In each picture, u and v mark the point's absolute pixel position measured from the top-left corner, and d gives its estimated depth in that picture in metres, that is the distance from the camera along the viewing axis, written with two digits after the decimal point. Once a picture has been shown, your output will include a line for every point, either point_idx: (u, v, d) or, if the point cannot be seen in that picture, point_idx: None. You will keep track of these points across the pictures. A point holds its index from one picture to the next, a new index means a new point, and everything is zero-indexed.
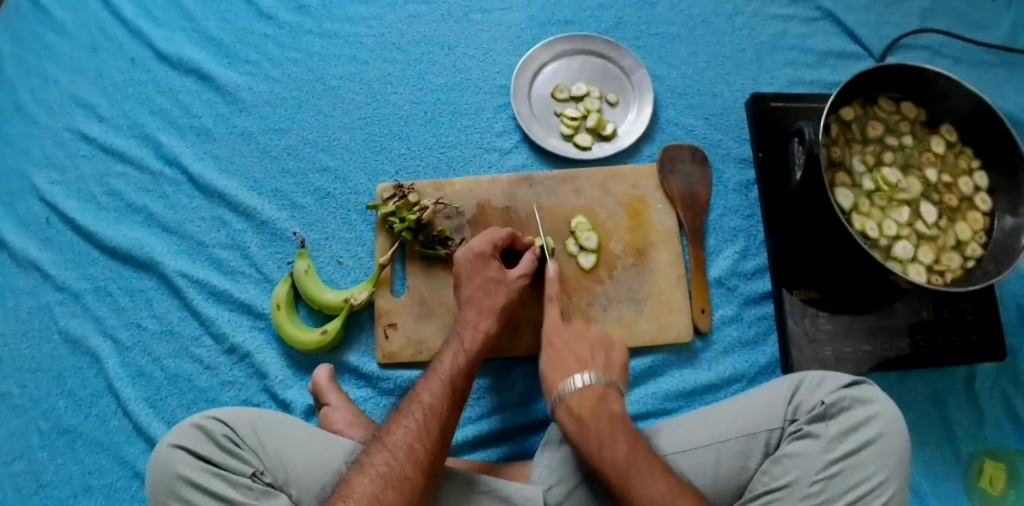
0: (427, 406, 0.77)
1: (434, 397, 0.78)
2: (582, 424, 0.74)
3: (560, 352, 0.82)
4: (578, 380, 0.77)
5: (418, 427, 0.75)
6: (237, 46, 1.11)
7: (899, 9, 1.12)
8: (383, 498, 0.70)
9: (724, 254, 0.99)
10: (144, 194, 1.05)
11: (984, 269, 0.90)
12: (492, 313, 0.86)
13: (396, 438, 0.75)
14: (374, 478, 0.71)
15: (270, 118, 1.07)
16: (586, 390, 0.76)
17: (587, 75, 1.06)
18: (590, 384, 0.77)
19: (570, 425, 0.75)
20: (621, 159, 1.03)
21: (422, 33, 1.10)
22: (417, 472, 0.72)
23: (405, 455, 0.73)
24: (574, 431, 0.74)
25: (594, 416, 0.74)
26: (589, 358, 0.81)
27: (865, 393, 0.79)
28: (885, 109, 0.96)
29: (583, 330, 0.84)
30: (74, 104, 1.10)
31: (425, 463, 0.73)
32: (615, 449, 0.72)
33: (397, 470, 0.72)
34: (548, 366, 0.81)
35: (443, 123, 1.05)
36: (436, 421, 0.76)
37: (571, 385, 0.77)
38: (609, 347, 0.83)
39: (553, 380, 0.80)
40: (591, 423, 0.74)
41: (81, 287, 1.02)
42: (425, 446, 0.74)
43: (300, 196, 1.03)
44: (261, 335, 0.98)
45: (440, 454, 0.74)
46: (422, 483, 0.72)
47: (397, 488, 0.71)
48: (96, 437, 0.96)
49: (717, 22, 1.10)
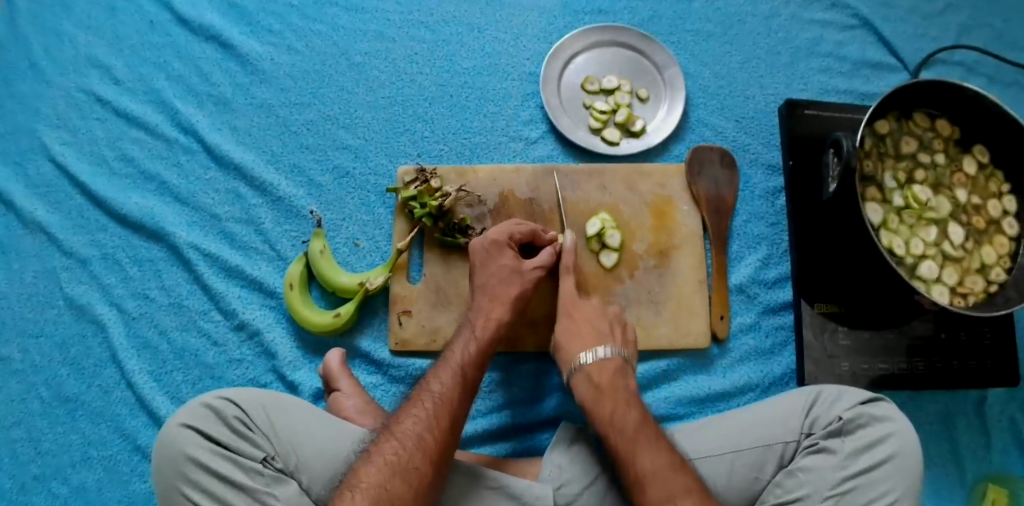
0: (438, 396, 0.76)
1: (445, 388, 0.77)
2: (601, 391, 0.79)
3: (578, 323, 0.86)
4: (597, 351, 0.82)
5: (429, 417, 0.74)
6: (261, 15, 1.07)
7: (937, 23, 1.10)
8: (390, 489, 0.68)
9: (746, 261, 0.97)
10: (157, 161, 1.03)
11: (1007, 295, 0.89)
12: (505, 303, 0.84)
13: (406, 426, 0.73)
14: (384, 467, 0.70)
15: (291, 91, 1.04)
16: (604, 359, 0.81)
17: (619, 69, 1.04)
18: (608, 356, 0.82)
19: (588, 391, 0.80)
20: (648, 157, 1.01)
21: (453, 13, 1.07)
22: (425, 462, 0.71)
23: (414, 446, 0.71)
24: (592, 399, 0.79)
25: (611, 385, 0.80)
26: (607, 333, 0.85)
27: (883, 411, 0.80)
28: (919, 125, 0.95)
29: (600, 305, 0.89)
30: (88, 63, 1.06)
31: (434, 454, 0.72)
32: (626, 414, 0.77)
33: (405, 460, 0.70)
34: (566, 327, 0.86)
35: (468, 108, 1.03)
36: (447, 413, 0.74)
37: (590, 354, 0.82)
38: (624, 324, 0.88)
39: (571, 349, 0.84)
40: (607, 390, 0.79)
41: (89, 254, 1.00)
42: (435, 437, 0.72)
43: (318, 173, 1.01)
44: (271, 314, 0.96)
45: (450, 446, 0.73)
46: (430, 473, 0.71)
47: (405, 479, 0.69)
48: (97, 408, 0.94)
49: (753, 22, 1.08)
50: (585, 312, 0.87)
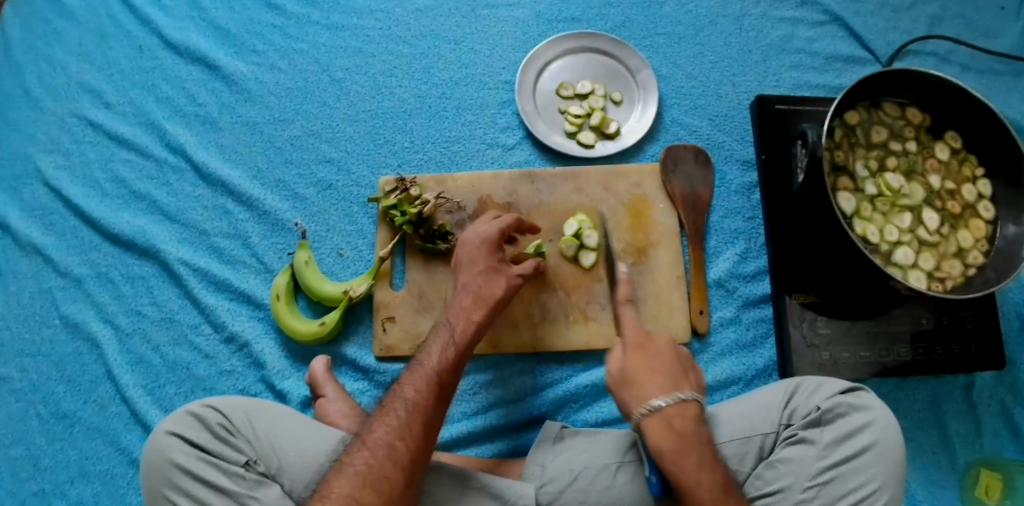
0: (410, 403, 0.76)
1: (416, 396, 0.76)
2: (678, 441, 0.75)
3: (650, 357, 0.82)
4: (676, 395, 0.78)
5: (400, 425, 0.74)
6: (245, 36, 1.11)
7: (908, 15, 1.11)
8: (360, 498, 0.69)
9: (724, 256, 0.98)
10: (147, 181, 1.06)
11: (986, 277, 0.90)
12: (475, 297, 0.84)
13: (377, 436, 0.74)
14: (355, 478, 0.70)
15: (274, 109, 1.08)
16: (685, 403, 0.77)
17: (593, 74, 1.06)
18: (687, 402, 0.78)
19: (671, 440, 0.75)
20: (624, 158, 1.02)
21: (429, 26, 1.10)
22: (395, 471, 0.71)
23: (385, 455, 0.72)
24: (675, 448, 0.75)
25: (692, 433, 0.76)
26: (680, 373, 0.82)
27: (862, 400, 0.80)
28: (890, 114, 0.96)
29: (670, 342, 0.85)
30: (80, 89, 1.11)
31: (405, 462, 0.72)
32: (711, 476, 0.74)
33: (375, 469, 0.71)
34: (633, 366, 0.81)
35: (447, 118, 1.05)
36: (419, 420, 0.75)
37: (673, 398, 0.78)
38: (692, 365, 0.84)
39: (650, 389, 0.79)
40: (692, 442, 0.75)
41: (83, 274, 1.03)
42: (406, 446, 0.73)
43: (302, 187, 1.04)
44: (259, 325, 0.99)
45: (422, 455, 0.74)
46: (403, 482, 0.71)
47: (375, 488, 0.70)
48: (93, 423, 0.97)
49: (724, 23, 1.10)
50: (658, 344, 0.83)
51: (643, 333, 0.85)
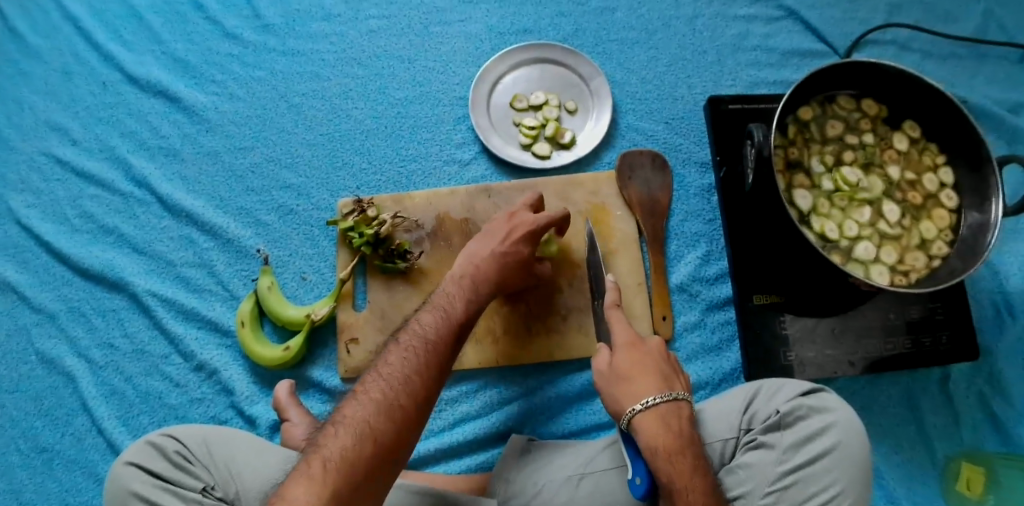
0: (426, 338, 0.72)
1: (433, 335, 0.73)
2: (674, 438, 0.73)
3: (643, 357, 0.80)
4: (667, 393, 0.76)
5: (418, 358, 0.70)
6: (204, 66, 1.13)
7: (864, 5, 1.10)
8: (373, 425, 0.64)
9: (686, 260, 0.98)
10: (114, 215, 1.08)
11: (951, 267, 0.86)
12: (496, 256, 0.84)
13: (393, 366, 0.69)
14: (372, 403, 0.65)
15: (235, 137, 1.09)
16: (679, 401, 0.76)
17: (547, 84, 1.06)
18: (681, 402, 0.77)
19: (667, 438, 0.73)
20: (580, 167, 1.03)
21: (384, 47, 1.11)
22: (409, 401, 0.66)
23: (401, 385, 0.67)
24: (671, 446, 0.72)
25: (686, 432, 0.74)
26: (671, 375, 0.80)
27: (824, 402, 0.78)
28: (845, 107, 0.93)
29: (662, 344, 0.83)
30: (48, 127, 1.12)
31: (419, 396, 0.67)
32: (704, 479, 0.71)
33: (391, 398, 0.66)
34: (627, 364, 0.80)
35: (403, 137, 1.06)
36: (435, 357, 0.71)
37: (666, 395, 0.76)
38: (681, 369, 0.83)
39: (643, 387, 0.77)
40: (687, 443, 0.73)
41: (56, 309, 1.04)
42: (422, 379, 0.68)
43: (264, 213, 1.05)
44: (228, 352, 1.00)
45: (435, 393, 0.69)
46: (416, 415, 0.66)
47: (389, 417, 0.65)
48: (72, 455, 0.98)
49: (677, 25, 1.09)
50: (651, 346, 0.82)
51: (635, 335, 0.84)
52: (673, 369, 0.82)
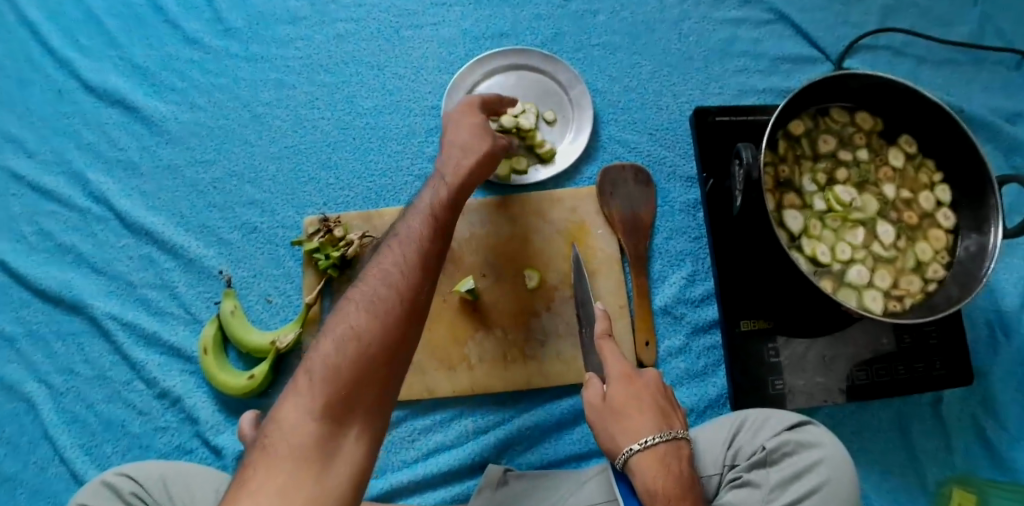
0: (406, 237, 0.67)
1: (410, 230, 0.67)
2: (676, 482, 0.68)
3: (641, 389, 0.75)
4: (663, 433, 0.71)
5: (397, 254, 0.65)
6: (165, 73, 1.06)
7: (858, 7, 1.04)
8: (356, 327, 0.60)
9: (670, 280, 0.94)
10: (72, 232, 1.01)
11: (948, 294, 0.81)
12: (461, 146, 0.76)
13: (375, 268, 0.64)
14: (354, 304, 0.61)
15: (196, 149, 1.03)
16: (678, 440, 0.72)
17: (524, 93, 1.00)
18: (681, 440, 0.72)
19: (668, 482, 0.68)
20: (559, 183, 0.98)
21: (352, 52, 1.05)
22: (393, 296, 0.62)
23: (382, 282, 0.62)
24: (672, 491, 0.67)
25: (687, 474, 0.70)
26: (669, 410, 0.75)
27: (813, 436, 0.74)
28: (838, 120, 0.88)
29: (658, 373, 0.78)
30: (1, 139, 1.05)
31: (403, 288, 0.62)
32: None
33: (372, 297, 0.61)
34: (621, 396, 0.75)
35: (373, 150, 1.01)
36: (414, 248, 0.65)
37: (665, 435, 0.71)
38: (675, 399, 0.78)
39: (640, 424, 0.72)
40: (688, 486, 0.69)
41: (13, 332, 0.98)
42: (405, 274, 0.63)
43: (227, 231, 1.00)
44: (192, 379, 0.95)
45: (424, 282, 0.64)
46: (406, 307, 0.61)
47: (372, 316, 0.60)
48: (34, 486, 0.93)
49: (662, 29, 1.03)
50: (647, 377, 0.76)
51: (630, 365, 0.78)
52: (670, 401, 0.77)
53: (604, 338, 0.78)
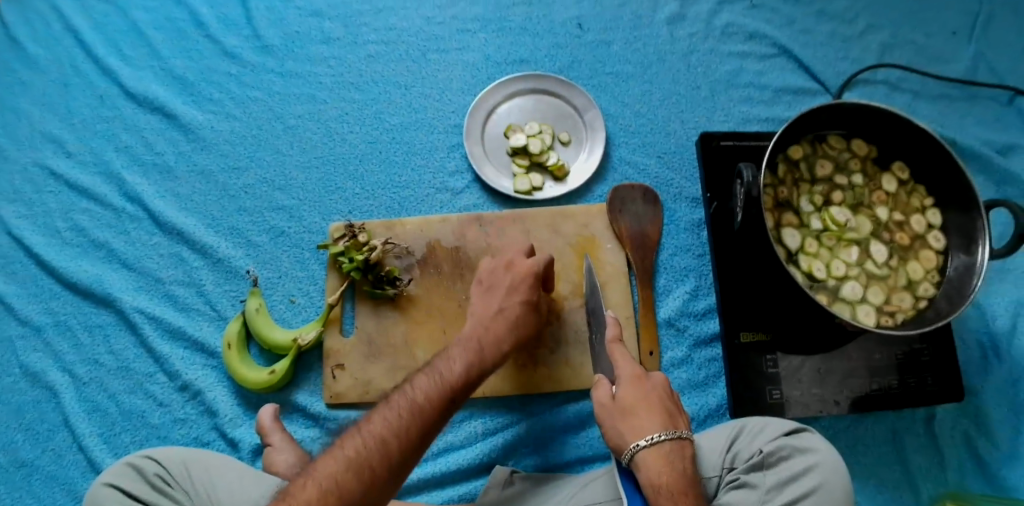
0: (415, 400, 0.72)
1: (420, 393, 0.73)
2: (678, 478, 0.72)
3: (648, 392, 0.79)
4: (669, 431, 0.75)
5: (402, 418, 0.70)
6: (202, 85, 1.14)
7: (858, 44, 1.11)
8: (340, 482, 0.65)
9: (675, 294, 0.98)
10: (106, 230, 1.07)
11: (937, 309, 0.86)
12: (507, 321, 0.83)
13: (375, 424, 0.69)
14: (348, 457, 0.67)
15: (229, 157, 1.10)
16: (683, 439, 0.76)
17: (541, 115, 1.07)
18: (686, 439, 0.76)
19: (671, 477, 0.72)
20: (572, 199, 1.04)
21: (381, 73, 1.12)
22: (382, 462, 0.67)
23: (377, 444, 0.68)
24: (675, 485, 0.71)
25: (690, 472, 0.74)
26: (675, 412, 0.79)
27: (807, 443, 0.78)
28: (835, 147, 0.94)
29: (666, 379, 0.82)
30: (44, 139, 1.12)
31: (394, 457, 0.68)
32: None
33: (363, 456, 0.67)
34: (631, 397, 0.79)
35: (396, 163, 1.07)
36: (421, 420, 0.70)
37: (671, 433, 0.75)
38: (680, 404, 0.82)
39: (647, 423, 0.77)
40: (690, 481, 0.72)
41: (43, 322, 1.03)
42: (400, 442, 0.69)
43: (255, 234, 1.05)
44: (213, 373, 0.99)
45: (412, 454, 0.69)
46: (387, 475, 0.67)
47: (358, 476, 0.66)
48: (52, 471, 0.96)
49: (672, 60, 1.10)
50: (655, 381, 0.81)
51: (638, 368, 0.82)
52: (676, 405, 0.81)
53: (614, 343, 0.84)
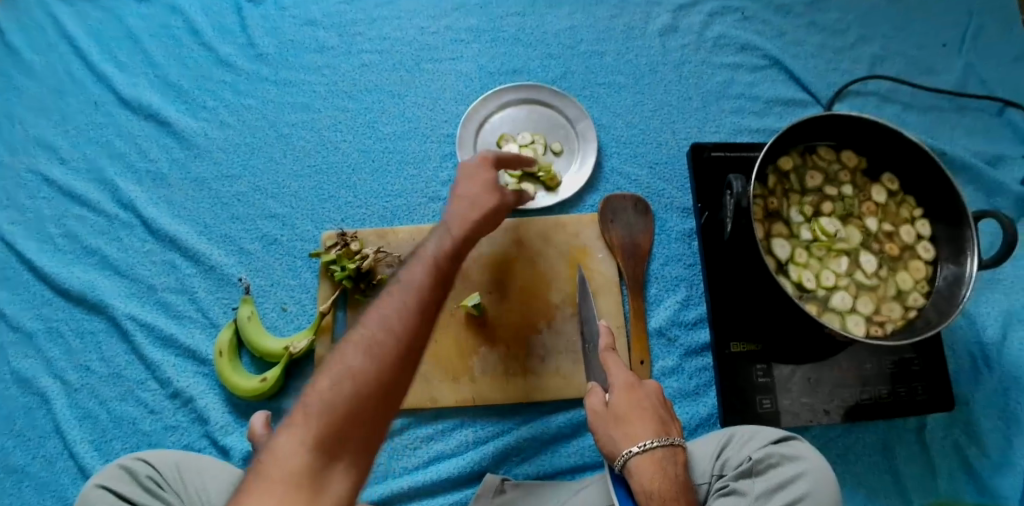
0: (410, 282, 0.68)
1: (413, 275, 0.69)
2: (671, 484, 0.72)
3: (643, 399, 0.79)
4: (662, 439, 0.75)
5: (402, 299, 0.66)
6: (196, 92, 1.14)
7: (848, 56, 1.12)
8: (354, 366, 0.62)
9: (665, 304, 0.99)
10: (100, 236, 1.08)
11: (927, 318, 0.86)
12: (470, 201, 0.79)
13: (376, 311, 0.66)
14: (354, 346, 0.63)
15: (223, 164, 1.10)
16: (677, 446, 0.76)
17: (534, 125, 1.08)
18: (679, 446, 0.76)
19: (664, 484, 0.72)
20: (564, 208, 1.04)
21: (375, 82, 1.13)
22: (391, 340, 0.63)
23: (381, 329, 0.64)
24: (667, 490, 0.72)
25: (683, 479, 0.74)
26: (668, 419, 0.79)
27: (794, 450, 0.78)
28: (824, 158, 0.95)
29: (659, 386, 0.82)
30: (37, 146, 1.13)
31: (401, 332, 0.64)
32: None
33: (372, 338, 0.63)
34: (625, 405, 0.79)
35: (390, 172, 1.08)
36: (417, 295, 0.67)
37: (664, 440, 0.75)
38: (673, 410, 0.82)
39: (641, 429, 0.77)
40: (683, 488, 0.73)
41: (34, 328, 1.03)
42: (404, 317, 0.65)
43: (248, 242, 1.06)
44: (204, 380, 0.99)
45: (422, 327, 0.66)
46: (402, 354, 0.63)
47: (370, 358, 0.62)
48: (42, 478, 0.96)
49: (664, 71, 1.11)
50: (649, 389, 0.81)
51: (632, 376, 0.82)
52: (669, 412, 0.81)
53: (608, 351, 0.84)
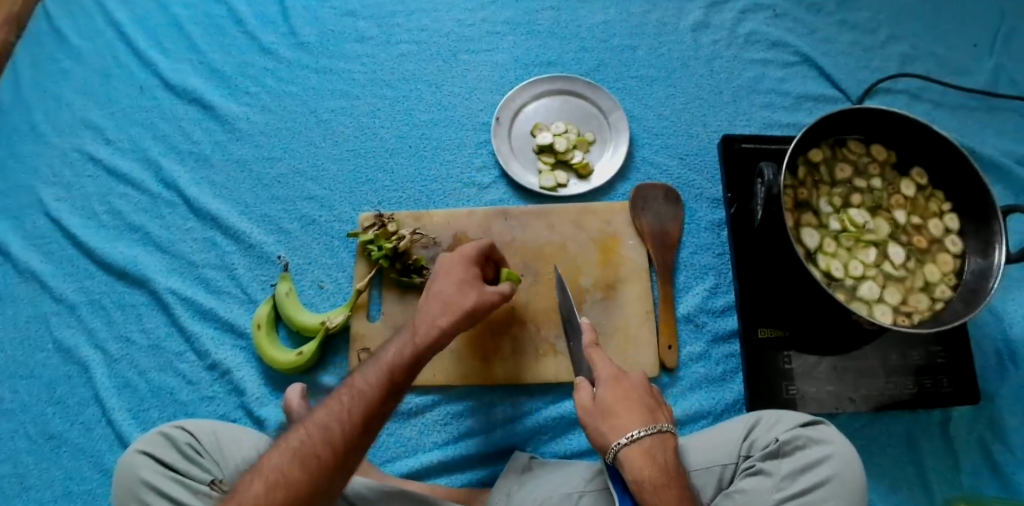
0: (356, 390, 0.73)
1: (366, 381, 0.74)
2: (661, 472, 0.73)
3: (626, 390, 0.78)
4: (651, 427, 0.75)
5: (342, 410, 0.71)
6: (238, 78, 1.18)
7: (879, 54, 1.14)
8: (286, 474, 0.67)
9: (694, 291, 1.01)
10: (142, 214, 1.11)
11: (953, 309, 0.87)
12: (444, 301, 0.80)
13: (317, 418, 0.71)
14: (291, 451, 0.69)
15: (263, 147, 1.14)
16: (665, 433, 0.75)
17: (567, 115, 1.10)
18: (668, 433, 0.76)
19: (653, 472, 0.73)
20: (595, 196, 1.06)
21: (412, 71, 1.16)
22: (327, 451, 0.69)
23: (319, 437, 0.70)
24: (654, 481, 0.72)
25: (672, 465, 0.74)
26: (656, 406, 0.79)
27: (822, 434, 0.79)
28: (854, 151, 0.96)
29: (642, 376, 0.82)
30: (84, 126, 1.17)
31: (337, 445, 0.69)
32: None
33: (307, 446, 0.69)
34: (611, 398, 0.78)
35: (426, 158, 1.11)
36: (361, 405, 0.72)
37: (650, 429, 0.75)
38: (660, 397, 0.81)
39: (627, 420, 0.76)
40: (671, 476, 0.73)
41: (77, 300, 1.07)
42: (342, 431, 0.70)
43: (287, 222, 1.09)
44: (241, 353, 1.03)
45: (359, 442, 0.70)
46: (332, 466, 0.68)
47: (303, 466, 0.68)
48: (80, 444, 0.99)
49: (695, 65, 1.14)
50: (633, 379, 0.80)
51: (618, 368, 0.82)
52: (657, 399, 0.81)
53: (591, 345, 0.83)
